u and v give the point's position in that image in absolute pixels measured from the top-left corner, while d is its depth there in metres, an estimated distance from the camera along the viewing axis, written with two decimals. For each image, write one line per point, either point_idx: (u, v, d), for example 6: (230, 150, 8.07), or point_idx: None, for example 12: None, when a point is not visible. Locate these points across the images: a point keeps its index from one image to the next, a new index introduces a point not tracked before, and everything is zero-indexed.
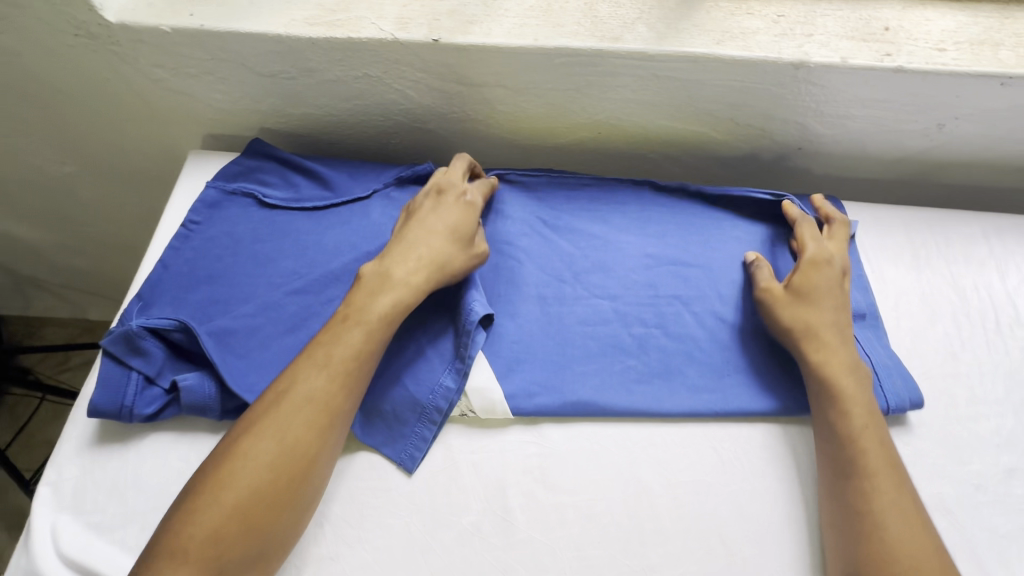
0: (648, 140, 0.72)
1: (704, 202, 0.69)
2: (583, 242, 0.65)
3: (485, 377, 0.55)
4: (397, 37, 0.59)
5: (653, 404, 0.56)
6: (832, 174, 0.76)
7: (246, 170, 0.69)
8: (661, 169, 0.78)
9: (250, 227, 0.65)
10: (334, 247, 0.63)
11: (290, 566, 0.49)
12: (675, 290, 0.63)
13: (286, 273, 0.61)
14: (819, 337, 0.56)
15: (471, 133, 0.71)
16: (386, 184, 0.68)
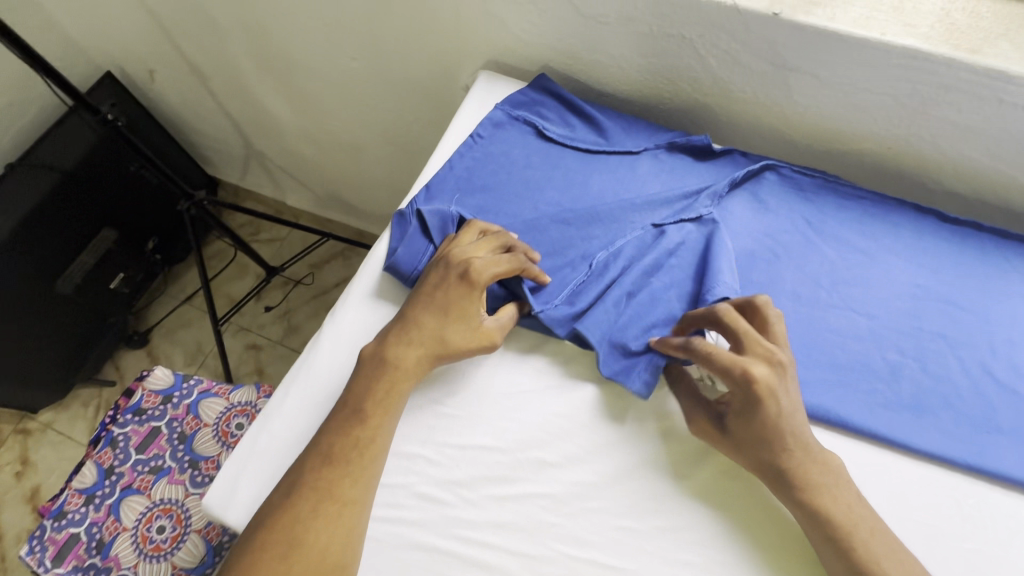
0: (942, 167, 0.68)
1: (994, 248, 0.64)
2: (847, 253, 0.65)
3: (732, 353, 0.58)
4: (737, 3, 0.61)
5: (899, 435, 0.56)
6: None
7: (530, 102, 0.75)
8: (935, 201, 0.72)
9: (525, 153, 0.72)
10: (597, 191, 0.69)
11: (522, 452, 0.56)
12: (941, 329, 0.61)
13: (556, 203, 0.68)
14: (761, 459, 0.51)
15: (749, 115, 0.73)
16: (658, 145, 0.71)
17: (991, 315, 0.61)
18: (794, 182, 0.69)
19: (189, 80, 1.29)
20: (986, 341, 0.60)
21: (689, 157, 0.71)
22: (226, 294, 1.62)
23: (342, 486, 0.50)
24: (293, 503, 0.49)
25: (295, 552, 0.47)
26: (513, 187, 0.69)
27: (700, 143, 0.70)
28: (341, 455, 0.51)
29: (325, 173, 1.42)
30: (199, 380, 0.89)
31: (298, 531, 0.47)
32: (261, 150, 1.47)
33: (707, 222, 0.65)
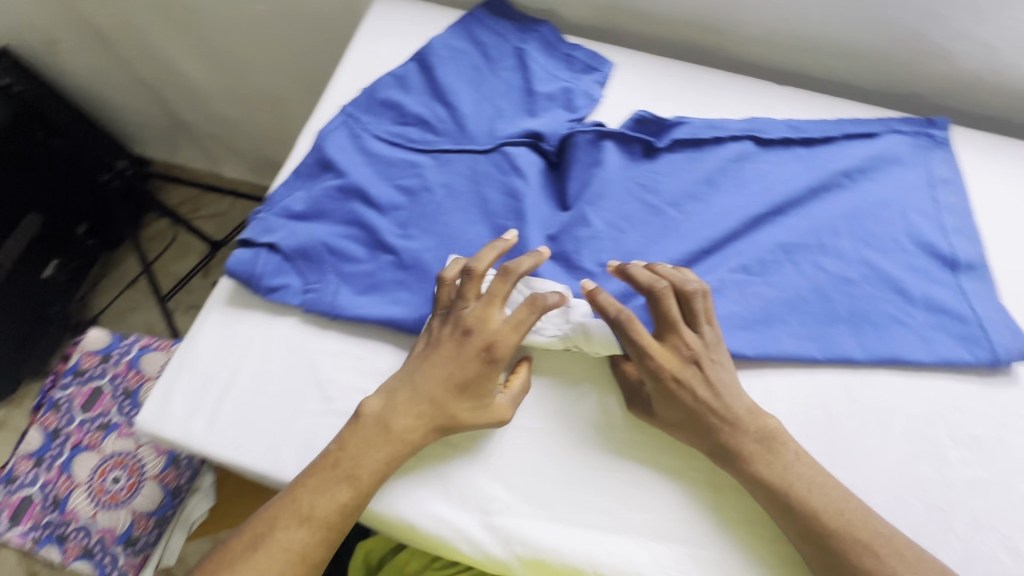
0: (815, 49, 0.73)
1: (840, 138, 0.68)
2: (694, 187, 0.65)
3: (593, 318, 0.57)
4: None
5: (754, 349, 0.58)
6: (998, 116, 0.74)
7: (404, 79, 0.71)
8: (816, 83, 0.77)
9: (388, 134, 0.68)
10: (467, 168, 0.66)
11: None
12: (781, 242, 0.63)
13: (417, 191, 0.65)
14: (704, 422, 0.53)
15: (639, 19, 0.75)
16: (566, 76, 0.71)
17: (813, 215, 0.65)
18: (675, 80, 0.72)
19: (95, 49, 1.24)
20: (817, 239, 0.63)
21: (594, 78, 0.72)
22: (173, 274, 1.59)
23: (398, 418, 0.53)
24: (348, 440, 0.52)
25: (348, 478, 0.51)
26: (374, 175, 0.66)
27: (596, 81, 0.71)
28: (373, 423, 0.53)
29: (252, 135, 1.38)
30: (139, 338, 0.90)
31: (358, 461, 0.51)
32: (184, 121, 1.42)
33: (574, 180, 0.65)
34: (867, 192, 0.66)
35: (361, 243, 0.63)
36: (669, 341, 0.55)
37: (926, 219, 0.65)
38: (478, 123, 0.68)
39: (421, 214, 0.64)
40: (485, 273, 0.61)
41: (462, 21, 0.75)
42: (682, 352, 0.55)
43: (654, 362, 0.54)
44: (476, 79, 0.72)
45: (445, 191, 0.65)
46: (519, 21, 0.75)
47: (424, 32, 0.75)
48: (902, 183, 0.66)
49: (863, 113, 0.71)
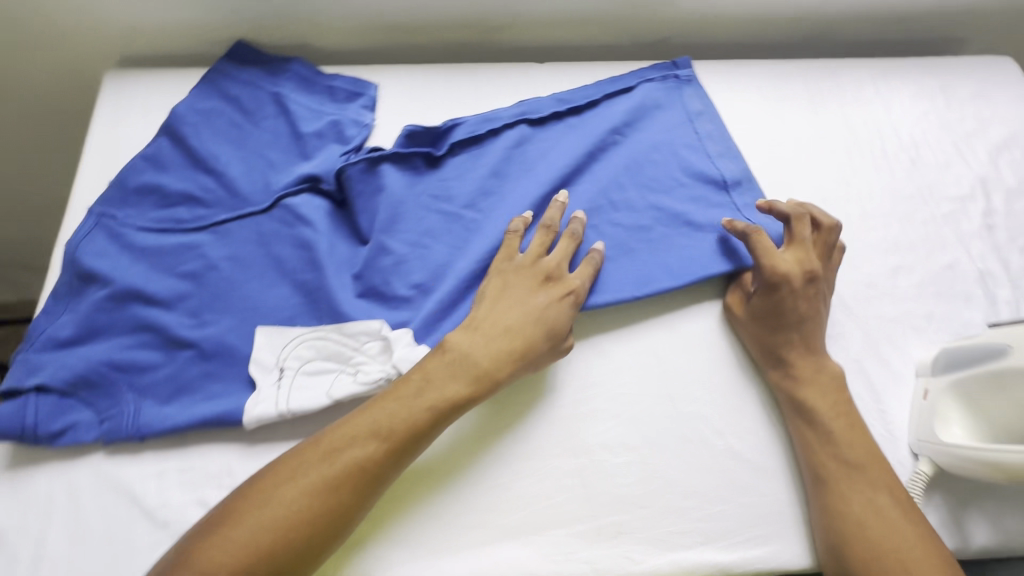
0: (560, 23, 0.76)
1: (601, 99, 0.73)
2: (482, 184, 0.66)
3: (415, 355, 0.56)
4: None
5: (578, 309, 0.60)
6: (734, 41, 0.81)
7: (156, 156, 0.65)
8: (577, 52, 0.81)
9: (154, 221, 0.62)
10: (253, 232, 0.63)
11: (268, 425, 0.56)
12: (574, 211, 0.65)
13: (203, 273, 0.61)
14: (814, 351, 0.58)
15: (392, 33, 0.75)
16: (332, 109, 0.69)
17: (596, 178, 0.67)
18: (442, 85, 0.73)
19: None
20: (604, 199, 0.66)
21: (361, 103, 0.70)
22: None
23: (484, 350, 0.54)
24: (445, 379, 0.52)
25: (470, 387, 0.52)
26: (150, 270, 0.60)
27: (363, 105, 0.70)
28: (439, 370, 0.52)
29: None
30: None
31: (432, 400, 0.51)
32: None
33: (363, 214, 0.64)
34: (638, 145, 0.70)
35: (153, 347, 0.57)
36: (792, 250, 0.60)
37: (694, 151, 0.70)
38: (251, 183, 0.65)
39: (214, 295, 0.60)
40: (299, 336, 0.58)
41: (206, 79, 0.69)
42: (803, 265, 0.59)
43: (773, 269, 0.58)
44: (237, 136, 0.67)
45: (233, 264, 0.61)
46: (268, 65, 0.71)
47: (168, 100, 0.69)
48: (667, 127, 0.71)
49: (619, 70, 0.76)
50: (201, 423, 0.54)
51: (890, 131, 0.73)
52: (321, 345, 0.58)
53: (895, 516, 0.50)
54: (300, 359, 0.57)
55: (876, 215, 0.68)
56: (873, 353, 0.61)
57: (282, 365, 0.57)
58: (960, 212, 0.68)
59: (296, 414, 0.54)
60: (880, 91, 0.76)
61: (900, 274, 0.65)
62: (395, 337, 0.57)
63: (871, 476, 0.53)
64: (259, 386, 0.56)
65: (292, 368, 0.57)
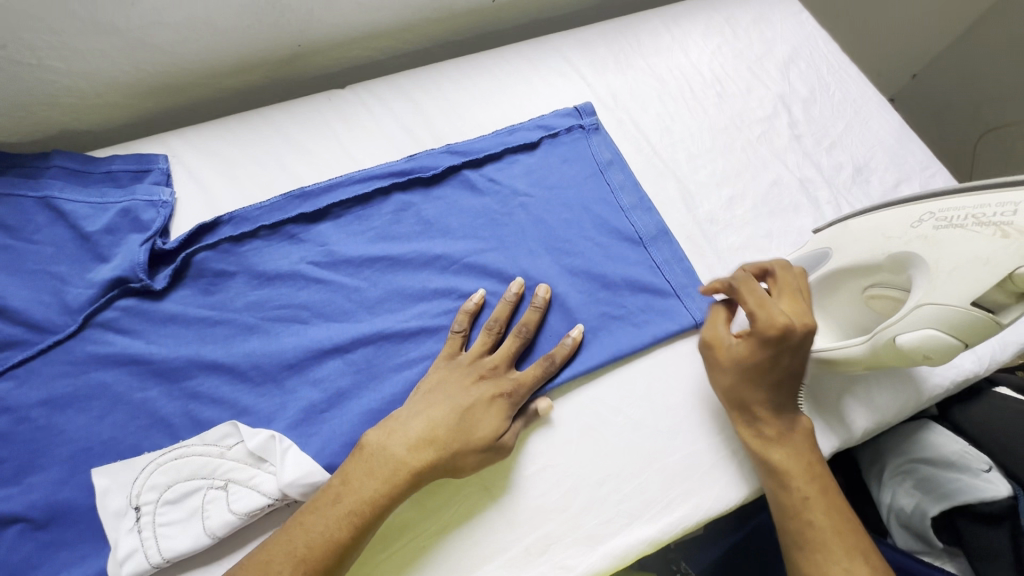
0: (351, 41, 0.71)
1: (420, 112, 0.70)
2: (334, 239, 0.61)
3: (295, 467, 0.49)
4: None
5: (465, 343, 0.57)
6: (534, 17, 0.81)
7: None
8: (380, 65, 0.77)
9: None
10: (61, 364, 0.53)
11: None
12: (429, 238, 0.63)
13: (8, 430, 0.50)
14: (788, 400, 0.52)
15: (166, 94, 0.67)
16: (119, 196, 0.60)
17: (447, 218, 0.64)
18: (239, 135, 0.66)
19: None
20: (454, 220, 0.64)
21: (153, 180, 0.61)
22: None
23: (402, 445, 0.48)
24: (366, 478, 0.46)
25: (391, 484, 0.46)
26: None
27: (158, 183, 0.61)
28: (359, 471, 0.47)
29: None
30: None
31: (353, 505, 0.45)
32: None
33: (202, 305, 0.57)
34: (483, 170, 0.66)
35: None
36: (786, 294, 0.52)
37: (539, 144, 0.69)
38: (40, 308, 0.54)
39: (30, 450, 0.50)
40: (150, 463, 0.50)
41: None
42: (800, 318, 0.50)
43: (772, 321, 0.49)
44: (8, 259, 0.56)
45: (42, 408, 0.51)
46: (26, 167, 0.61)
47: None
48: (535, 153, 0.68)
49: (427, 73, 0.73)
50: None
51: (693, 73, 0.77)
52: (178, 464, 0.50)
53: (831, 525, 0.48)
54: (156, 488, 0.49)
55: (702, 154, 0.70)
56: None
57: (137, 502, 0.48)
58: (771, 131, 0.73)
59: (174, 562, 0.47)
60: (676, 37, 0.79)
61: (735, 203, 0.68)
62: (262, 445, 0.51)
63: (849, 537, 0.47)
64: (114, 538, 0.47)
65: (151, 503, 0.49)
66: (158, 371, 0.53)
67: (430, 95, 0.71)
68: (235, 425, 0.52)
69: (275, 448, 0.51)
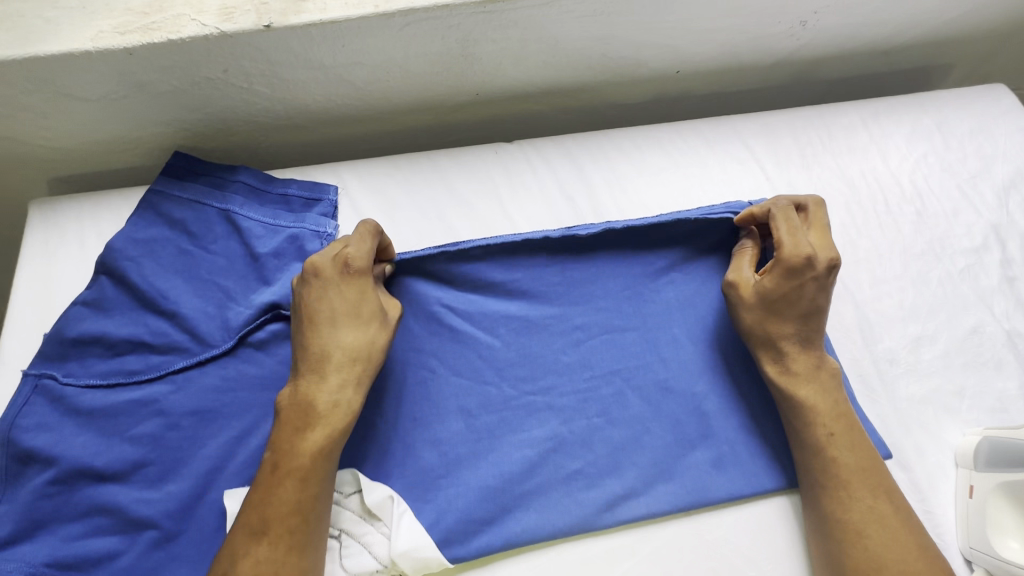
0: (526, 95, 0.70)
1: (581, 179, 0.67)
2: (487, 294, 0.60)
3: (409, 537, 0.49)
4: (223, 29, 0.55)
5: (599, 445, 0.54)
6: (715, 91, 0.76)
7: (98, 299, 0.58)
8: (547, 120, 0.75)
9: (98, 376, 0.55)
10: (214, 378, 0.55)
11: None
12: (580, 315, 0.59)
13: (159, 433, 0.53)
14: (851, 490, 0.49)
15: (345, 124, 0.69)
16: (290, 220, 0.62)
17: (598, 300, 0.61)
18: (405, 175, 0.66)
19: None
20: (609, 299, 0.60)
21: (322, 209, 0.63)
22: None
23: (323, 392, 0.50)
24: (296, 435, 0.49)
25: (324, 425, 0.49)
26: (95, 439, 0.52)
27: (326, 214, 0.63)
28: (283, 429, 0.49)
29: None
30: None
31: (295, 460, 0.48)
32: None
33: None
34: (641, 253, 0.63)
35: (107, 532, 0.49)
36: (773, 306, 0.54)
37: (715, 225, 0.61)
38: (207, 318, 0.57)
39: (173, 458, 0.52)
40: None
41: (146, 202, 0.63)
42: (827, 253, 0.55)
43: (794, 249, 0.54)
44: (187, 264, 0.60)
45: (192, 419, 0.54)
46: (216, 177, 0.65)
47: (107, 228, 0.63)
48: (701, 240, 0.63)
49: (595, 139, 0.70)
50: None
51: (890, 182, 0.68)
52: None
53: None
54: None
55: (889, 279, 0.62)
56: (909, 438, 0.55)
57: None
58: (976, 266, 0.64)
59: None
60: (875, 138, 0.70)
61: (923, 345, 0.59)
62: (379, 503, 0.50)
63: None
64: None
65: None
66: None
67: (594, 162, 0.68)
68: (355, 475, 0.51)
69: (391, 509, 0.50)
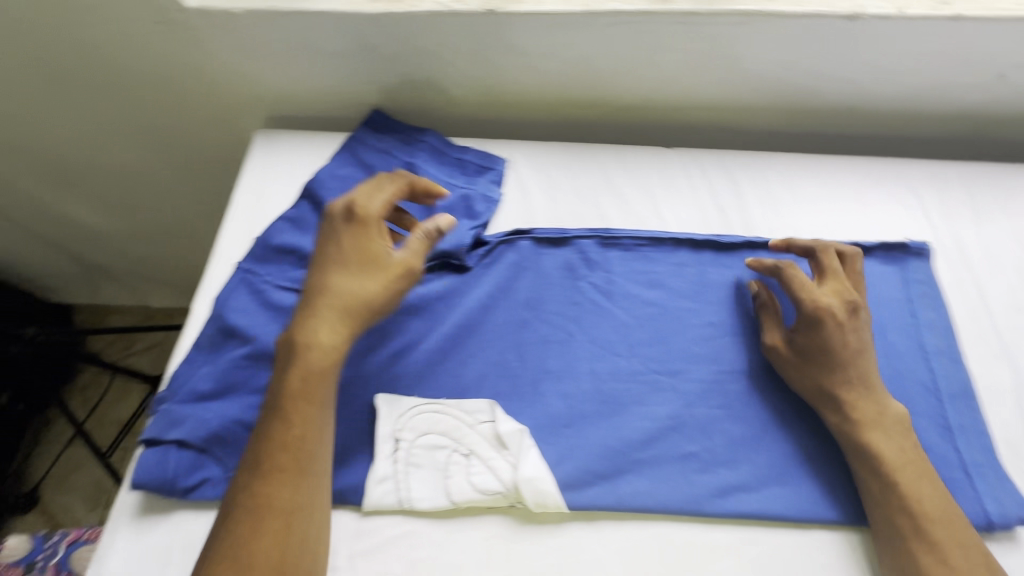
0: (694, 107, 0.74)
1: (731, 193, 0.70)
2: (631, 281, 0.64)
3: (535, 468, 0.53)
4: (453, 8, 0.63)
5: (721, 443, 0.56)
6: (882, 133, 0.75)
7: (299, 219, 0.68)
8: (704, 136, 0.78)
9: (290, 281, 0.65)
10: None
11: (379, 493, 0.53)
12: (715, 318, 0.62)
13: None
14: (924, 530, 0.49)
15: (521, 109, 0.76)
16: (463, 182, 0.70)
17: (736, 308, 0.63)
18: (569, 162, 0.72)
19: None
20: (747, 310, 0.62)
21: (491, 178, 0.70)
22: (114, 422, 1.47)
23: (321, 318, 0.54)
24: (283, 353, 0.54)
25: (310, 350, 0.53)
26: (281, 331, 0.61)
27: (495, 182, 0.70)
28: (284, 347, 0.54)
29: (156, 264, 1.28)
30: (64, 533, 0.81)
31: (291, 374, 0.52)
32: (98, 263, 1.30)
33: (500, 295, 0.63)
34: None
35: None
36: (812, 361, 0.55)
37: None
38: None
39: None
40: (415, 406, 0.57)
41: (346, 147, 0.73)
42: (842, 297, 0.57)
43: (815, 303, 0.57)
44: None
45: None
46: (405, 135, 0.74)
47: (312, 163, 0.73)
48: None
49: (753, 160, 0.72)
50: None
51: None
52: (440, 412, 0.57)
53: None
54: (415, 429, 0.56)
55: None
56: None
57: (397, 434, 0.56)
58: None
59: (412, 508, 0.53)
60: None
61: None
62: (510, 433, 0.55)
63: None
64: (374, 455, 0.55)
65: (407, 440, 0.56)
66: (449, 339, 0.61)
67: (748, 180, 0.71)
68: (491, 404, 0.57)
69: (519, 441, 0.55)
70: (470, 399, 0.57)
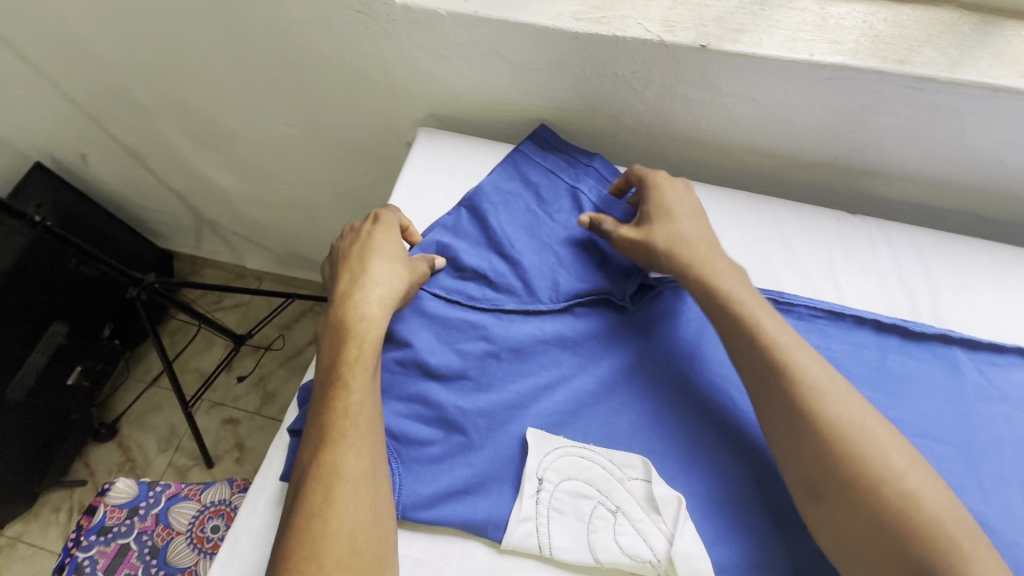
0: (886, 174, 0.68)
1: (920, 276, 0.64)
2: None
3: (692, 543, 0.50)
4: (663, 38, 0.60)
5: None
6: None
7: (459, 227, 0.67)
8: (884, 205, 0.72)
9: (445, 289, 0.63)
10: (539, 332, 0.61)
11: (521, 534, 0.51)
12: (899, 415, 0.56)
13: (482, 358, 0.59)
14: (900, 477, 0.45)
15: (693, 148, 0.72)
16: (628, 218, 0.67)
17: (923, 406, 0.57)
18: (742, 213, 0.68)
19: (125, 162, 1.18)
20: (936, 411, 0.57)
21: None
22: (195, 371, 1.53)
23: (364, 301, 0.55)
24: (355, 322, 0.54)
25: (360, 326, 0.54)
26: (433, 341, 0.59)
27: None
28: (332, 328, 0.54)
29: (267, 231, 1.31)
30: (168, 483, 0.84)
31: (337, 338, 0.53)
32: (210, 220, 1.34)
33: (659, 347, 0.60)
34: (980, 374, 0.58)
35: (427, 423, 0.56)
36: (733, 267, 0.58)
37: None
38: (542, 277, 0.64)
39: (487, 382, 0.58)
40: (561, 447, 0.55)
41: (509, 158, 0.71)
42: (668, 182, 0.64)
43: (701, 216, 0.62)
44: (531, 224, 0.67)
45: (511, 358, 0.60)
46: (572, 155, 0.71)
47: (473, 170, 0.72)
48: None
49: (948, 242, 0.66)
50: (462, 525, 0.51)
51: None
52: (586, 458, 0.55)
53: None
54: (559, 473, 0.54)
55: None
56: None
57: (541, 475, 0.53)
58: None
59: (552, 556, 0.51)
60: None
61: None
62: (664, 499, 0.52)
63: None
64: (517, 493, 0.53)
65: (550, 483, 0.53)
66: (604, 384, 0.59)
67: (941, 263, 0.64)
68: (644, 462, 0.54)
69: (674, 510, 0.52)
70: (620, 451, 0.55)
